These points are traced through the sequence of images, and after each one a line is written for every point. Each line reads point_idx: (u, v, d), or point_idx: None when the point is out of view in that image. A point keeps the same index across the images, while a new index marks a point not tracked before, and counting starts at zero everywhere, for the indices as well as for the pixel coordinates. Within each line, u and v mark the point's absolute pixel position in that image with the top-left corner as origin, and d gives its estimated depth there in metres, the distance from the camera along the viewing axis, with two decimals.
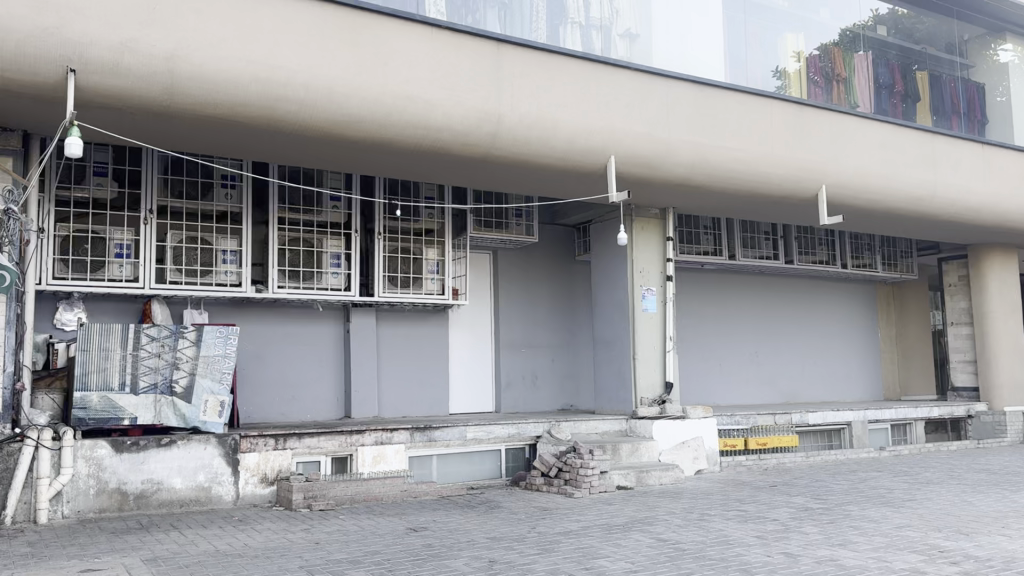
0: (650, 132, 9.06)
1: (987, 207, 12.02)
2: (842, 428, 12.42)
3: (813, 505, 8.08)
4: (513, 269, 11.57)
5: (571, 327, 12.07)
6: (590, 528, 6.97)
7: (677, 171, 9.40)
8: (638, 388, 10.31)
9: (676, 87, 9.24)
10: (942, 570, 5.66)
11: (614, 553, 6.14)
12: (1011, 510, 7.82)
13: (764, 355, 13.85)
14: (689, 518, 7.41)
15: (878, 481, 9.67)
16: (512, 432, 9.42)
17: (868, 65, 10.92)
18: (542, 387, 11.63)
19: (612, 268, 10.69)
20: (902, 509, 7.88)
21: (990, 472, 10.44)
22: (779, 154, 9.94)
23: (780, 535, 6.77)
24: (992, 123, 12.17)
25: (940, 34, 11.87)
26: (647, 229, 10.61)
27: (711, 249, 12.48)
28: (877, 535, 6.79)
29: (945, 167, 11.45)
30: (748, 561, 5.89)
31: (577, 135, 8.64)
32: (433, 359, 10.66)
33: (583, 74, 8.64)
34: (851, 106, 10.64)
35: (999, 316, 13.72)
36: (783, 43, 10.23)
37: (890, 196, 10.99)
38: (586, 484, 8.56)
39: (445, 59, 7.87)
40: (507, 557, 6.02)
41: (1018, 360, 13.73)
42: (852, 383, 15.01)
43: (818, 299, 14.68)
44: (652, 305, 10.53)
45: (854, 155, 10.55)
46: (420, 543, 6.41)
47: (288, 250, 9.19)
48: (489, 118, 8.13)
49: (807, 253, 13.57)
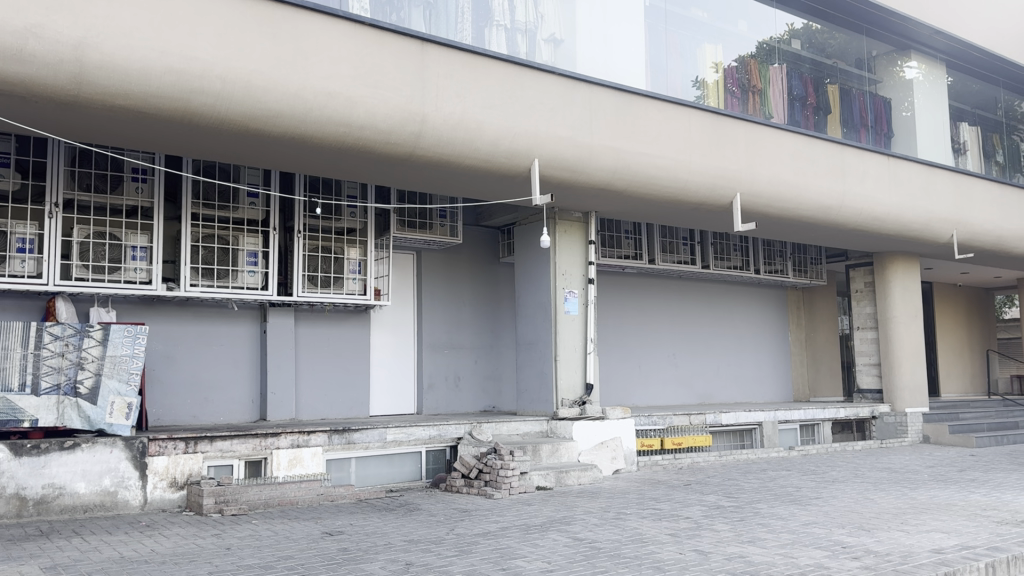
0: (574, 136, 9.15)
1: (892, 217, 12.57)
2: (753, 428, 12.80)
3: (725, 503, 8.30)
4: (436, 270, 11.52)
5: (494, 328, 12.08)
6: (508, 529, 7.00)
7: (599, 175, 9.50)
8: (559, 389, 10.38)
9: (600, 93, 9.38)
10: (844, 564, 5.89)
11: (531, 553, 6.17)
12: (910, 507, 8.19)
13: (682, 357, 14.17)
14: (606, 517, 7.51)
15: (787, 479, 10.00)
16: (433, 433, 9.35)
17: (782, 77, 11.37)
18: (464, 389, 11.60)
19: (535, 269, 10.75)
20: (810, 507, 8.15)
21: (891, 470, 10.92)
22: (697, 162, 10.18)
23: (692, 532, 6.93)
24: (898, 136, 12.76)
25: (851, 50, 12.43)
26: (570, 232, 10.70)
27: (632, 253, 12.70)
28: (783, 532, 7.02)
29: (853, 178, 11.93)
30: (661, 559, 6.00)
31: (501, 138, 8.66)
32: (354, 359, 10.52)
33: (508, 77, 8.67)
34: (766, 117, 10.99)
35: (902, 321, 14.37)
36: (702, 53, 10.58)
37: (802, 205, 11.39)
38: (506, 485, 8.59)
39: (368, 56, 7.79)
40: (424, 559, 5.99)
41: (919, 363, 14.39)
42: (765, 385, 15.50)
43: (733, 303, 15.11)
44: (573, 307, 10.63)
45: (768, 165, 10.90)
46: (335, 547, 6.30)
47: (202, 247, 8.94)
48: (413, 118, 8.07)
49: (722, 258, 13.97)
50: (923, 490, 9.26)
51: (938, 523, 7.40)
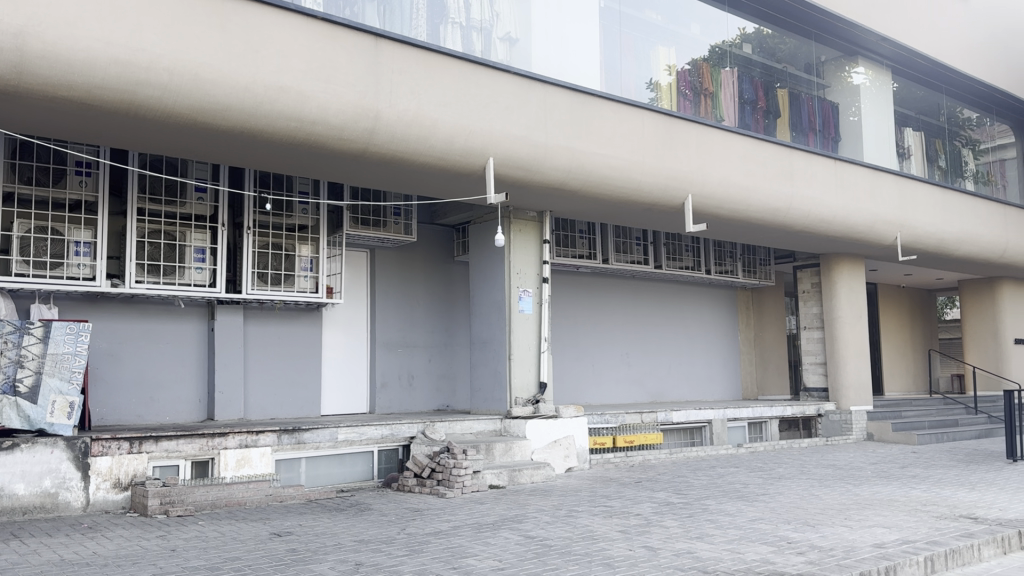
0: (529, 135, 9.17)
1: (839, 220, 12.85)
2: (703, 426, 12.99)
3: (674, 500, 8.41)
4: (390, 268, 11.45)
5: (448, 326, 12.06)
6: (460, 528, 6.98)
7: (554, 174, 9.51)
8: (513, 388, 10.39)
9: (554, 93, 9.41)
10: (789, 560, 6.02)
11: (482, 551, 6.17)
12: (853, 503, 8.40)
13: (634, 356, 14.32)
14: (557, 514, 7.55)
15: (735, 476, 10.18)
16: (385, 432, 9.28)
17: (733, 80, 11.61)
18: (418, 388, 11.55)
19: (489, 268, 10.75)
20: (757, 503, 8.30)
21: (836, 467, 11.17)
22: (650, 162, 10.28)
23: (642, 529, 7.01)
24: (846, 140, 13.04)
25: (801, 55, 12.70)
26: (525, 231, 10.72)
27: (586, 253, 12.78)
28: (730, 528, 7.14)
29: (802, 181, 12.17)
30: (611, 556, 6.05)
31: (456, 135, 8.62)
32: (306, 358, 10.40)
33: (462, 75, 8.65)
34: (718, 119, 11.18)
35: (847, 321, 14.70)
36: (656, 55, 10.77)
37: (752, 207, 11.57)
38: (459, 484, 8.56)
39: (320, 51, 7.70)
40: (374, 559, 5.94)
41: (863, 362, 14.74)
42: (715, 384, 15.74)
43: (685, 303, 15.32)
44: (528, 306, 10.66)
45: (719, 167, 11.06)
46: (283, 548, 6.22)
47: (148, 242, 8.75)
48: (366, 113, 8.00)
49: (674, 259, 14.15)
50: (867, 486, 9.50)
51: (879, 519, 7.61)
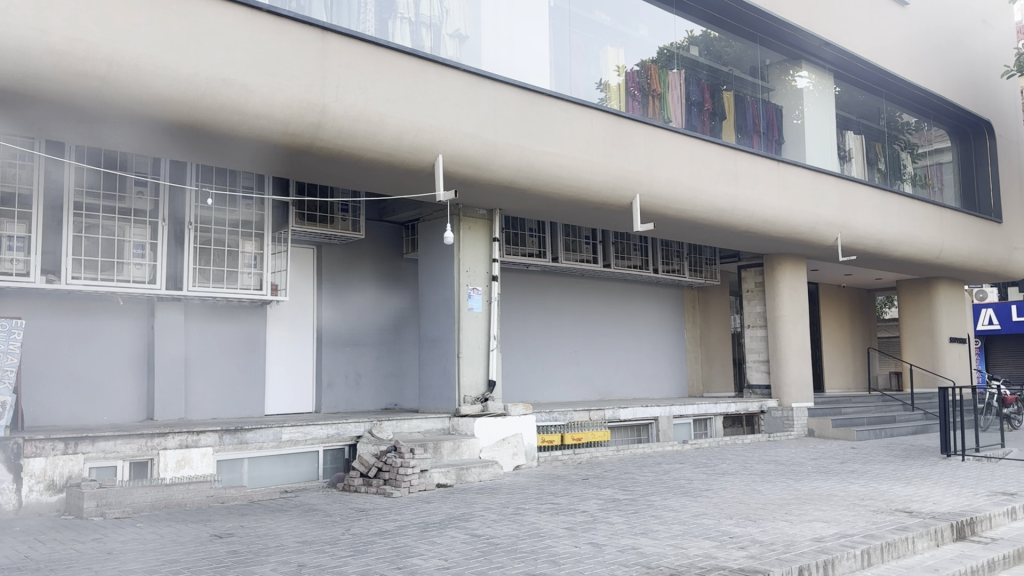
0: (478, 133, 9.14)
1: (784, 221, 13.10)
2: (649, 423, 13.13)
3: (620, 496, 8.50)
4: (337, 265, 11.32)
5: (396, 324, 11.97)
6: (406, 527, 6.92)
7: (503, 173, 9.49)
8: (462, 386, 10.37)
9: (504, 91, 9.40)
10: (731, 554, 6.12)
11: (428, 551, 6.14)
12: (794, 498, 8.59)
13: (583, 354, 14.42)
14: (504, 512, 7.55)
15: (680, 472, 10.33)
16: (331, 432, 9.17)
17: (681, 82, 11.90)
18: (365, 386, 11.44)
19: (438, 265, 10.69)
20: (700, 499, 8.43)
21: (777, 462, 11.41)
22: (598, 162, 10.35)
23: (588, 525, 7.05)
24: (789, 142, 13.39)
25: (746, 59, 13.11)
26: (473, 229, 10.68)
27: (535, 251, 12.81)
28: (674, 523, 7.23)
29: (747, 182, 12.40)
30: (557, 552, 6.07)
31: (404, 132, 8.54)
32: (250, 356, 10.22)
33: (411, 71, 8.58)
34: (665, 120, 11.42)
35: (790, 321, 14.99)
36: (606, 55, 10.98)
37: (699, 208, 11.72)
38: (405, 484, 8.49)
39: (265, 44, 7.57)
40: (317, 561, 5.86)
41: (804, 361, 15.05)
42: (661, 381, 15.94)
43: (633, 301, 15.50)
44: (477, 304, 10.63)
45: (666, 168, 11.19)
46: (225, 549, 6.10)
47: (85, 238, 8.48)
48: (312, 108, 7.88)
49: (623, 258, 14.28)
50: (806, 481, 9.72)
51: (819, 513, 7.79)
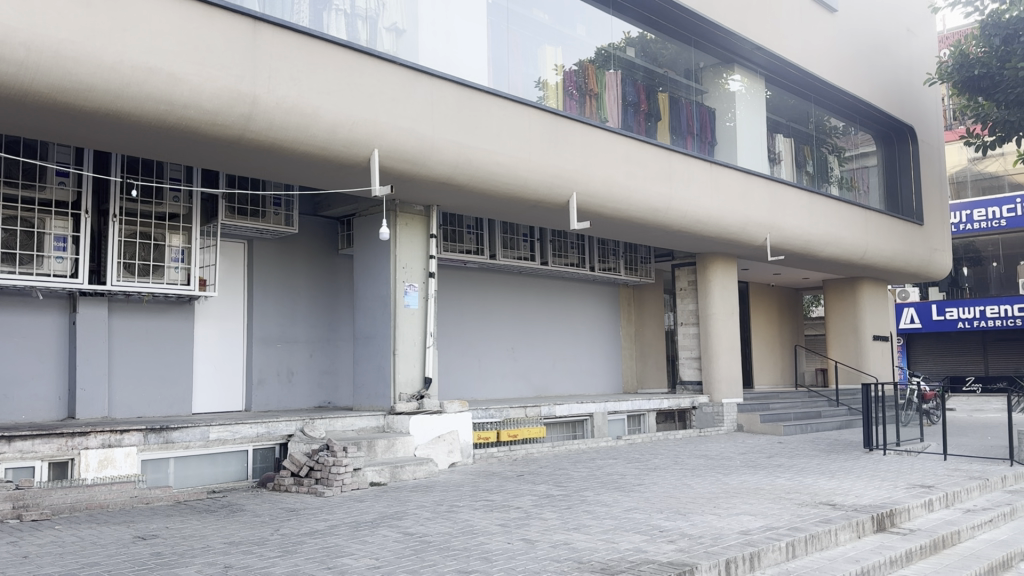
0: (415, 128, 9.06)
1: (716, 220, 13.37)
2: (585, 419, 13.26)
3: (554, 492, 8.56)
4: (269, 260, 11.10)
5: (330, 321, 11.81)
6: (336, 527, 6.83)
7: (439, 169, 9.42)
8: (397, 383, 10.28)
9: (441, 86, 9.34)
10: (661, 548, 6.22)
11: (359, 550, 6.06)
12: (722, 491, 8.79)
13: (520, 351, 14.46)
14: (438, 510, 7.52)
15: (613, 467, 10.45)
16: (261, 431, 8.97)
17: (618, 82, 12.06)
18: (299, 383, 11.27)
19: (374, 261, 10.57)
20: (632, 494, 8.56)
21: (707, 457, 11.65)
22: (535, 159, 10.37)
23: (521, 522, 7.08)
24: (721, 145, 13.71)
25: (681, 61, 13.38)
26: (411, 225, 10.58)
27: (473, 248, 12.77)
28: (606, 518, 7.32)
29: (681, 182, 12.61)
30: (489, 549, 6.07)
31: (338, 125, 8.42)
32: (178, 353, 9.95)
33: (346, 63, 8.47)
34: (602, 120, 11.55)
35: (721, 318, 15.31)
36: (543, 53, 11.04)
37: (634, 206, 11.87)
38: (338, 483, 8.36)
39: (194, 32, 7.37)
40: (244, 562, 5.75)
41: (734, 358, 15.41)
42: (597, 378, 16.13)
43: (569, 299, 15.64)
44: (413, 301, 10.55)
45: (602, 166, 11.30)
46: (147, 552, 5.93)
47: (2, 230, 8.24)
48: (242, 99, 7.70)
49: (560, 255, 14.37)
50: (735, 476, 9.95)
51: (746, 506, 7.98)
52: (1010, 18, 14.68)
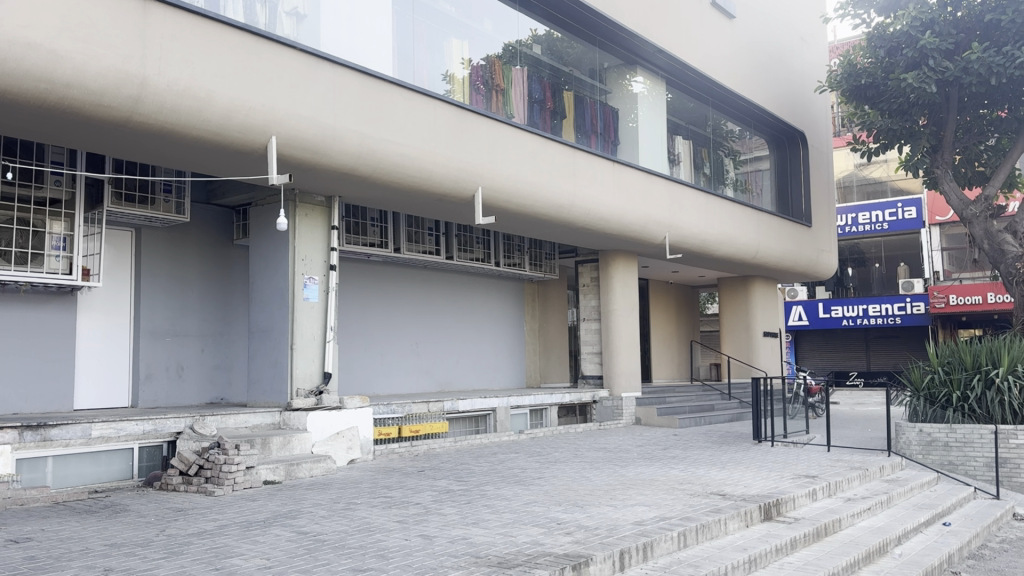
0: (315, 116, 8.84)
1: (619, 218, 13.59)
2: (487, 413, 13.31)
3: (454, 487, 8.55)
4: (159, 251, 10.64)
5: (225, 315, 11.42)
6: (226, 527, 6.61)
7: (341, 159, 9.20)
8: (294, 378, 10.02)
9: (343, 74, 9.15)
10: (557, 540, 6.30)
11: (249, 551, 5.88)
12: (619, 483, 8.99)
13: (423, 347, 14.36)
14: (334, 508, 7.37)
15: (513, 461, 10.52)
16: (148, 428, 8.59)
17: (524, 79, 12.20)
18: (188, 379, 10.84)
19: (272, 253, 10.26)
20: (532, 487, 8.64)
21: (606, 450, 11.88)
22: (439, 153, 10.29)
23: (419, 518, 7.02)
24: (623, 145, 14.02)
25: (586, 61, 13.63)
26: (311, 215, 10.33)
27: (377, 241, 12.56)
28: (505, 512, 7.37)
29: (584, 179, 12.78)
30: (386, 546, 6.00)
31: (233, 111, 8.12)
32: (58, 346, 9.43)
33: (242, 47, 8.18)
34: (508, 115, 11.65)
35: (622, 314, 15.61)
36: (450, 47, 11.00)
37: (538, 203, 11.93)
38: (229, 481, 8.10)
39: (77, 7, 6.96)
40: (126, 564, 5.48)
41: (633, 353, 15.75)
42: (500, 372, 16.20)
43: (473, 294, 15.64)
44: (312, 294, 10.28)
45: (506, 161, 11.31)
46: (20, 556, 5.57)
47: None
48: (130, 80, 7.33)
49: (465, 250, 14.34)
50: (632, 468, 10.19)
51: (641, 497, 8.18)
52: (893, 32, 15.43)
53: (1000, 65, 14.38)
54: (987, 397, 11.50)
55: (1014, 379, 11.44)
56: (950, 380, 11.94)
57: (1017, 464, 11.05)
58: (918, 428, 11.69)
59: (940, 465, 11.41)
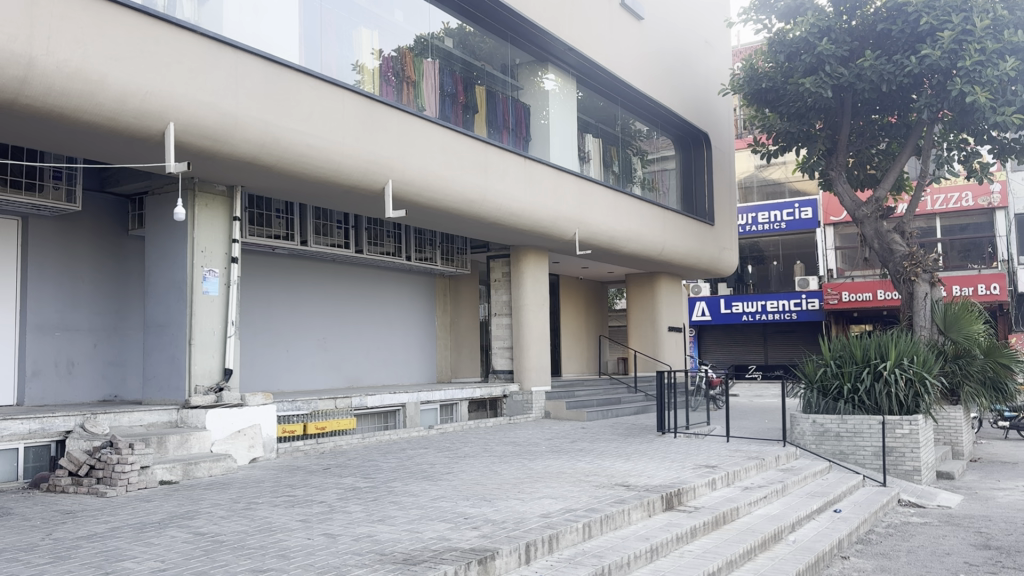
0: (215, 103, 8.55)
1: (530, 214, 13.67)
2: (396, 409, 13.22)
3: (360, 484, 8.44)
4: (47, 241, 10.10)
5: (119, 309, 10.93)
6: (119, 529, 6.35)
7: (243, 148, 8.92)
8: (193, 375, 9.66)
9: (246, 61, 8.88)
10: (464, 535, 6.30)
11: (143, 553, 5.66)
12: (526, 477, 9.07)
13: (331, 342, 14.11)
14: (234, 508, 7.17)
15: (422, 457, 10.47)
16: (35, 427, 8.14)
17: (435, 71, 12.15)
18: (79, 375, 10.34)
19: (169, 244, 9.87)
20: (440, 483, 8.61)
21: (514, 444, 11.95)
22: (347, 144, 10.12)
23: (323, 516, 6.90)
24: (534, 141, 14.13)
25: (497, 56, 13.68)
26: (211, 206, 9.99)
27: (282, 233, 12.25)
28: (412, 508, 7.32)
29: (495, 175, 12.80)
30: (287, 546, 5.86)
31: (129, 96, 7.77)
32: None
33: (137, 28, 7.83)
34: (419, 108, 11.59)
35: (531, 309, 15.72)
36: (359, 36, 10.84)
37: (450, 197, 11.88)
38: (123, 482, 7.79)
39: None
40: (8, 570, 5.20)
41: (543, 348, 15.91)
42: (410, 368, 16.08)
43: (383, 289, 15.47)
44: (213, 288, 9.95)
45: (417, 155, 11.22)
46: None
47: None
48: (16, 60, 6.92)
49: (375, 244, 14.17)
50: (540, 461, 10.30)
51: (548, 490, 8.28)
52: (793, 38, 16.02)
53: (890, 73, 15.16)
54: (875, 389, 12.12)
55: (900, 372, 12.09)
56: (841, 372, 12.49)
57: (902, 453, 11.76)
58: (811, 419, 12.24)
59: (832, 454, 12.00)
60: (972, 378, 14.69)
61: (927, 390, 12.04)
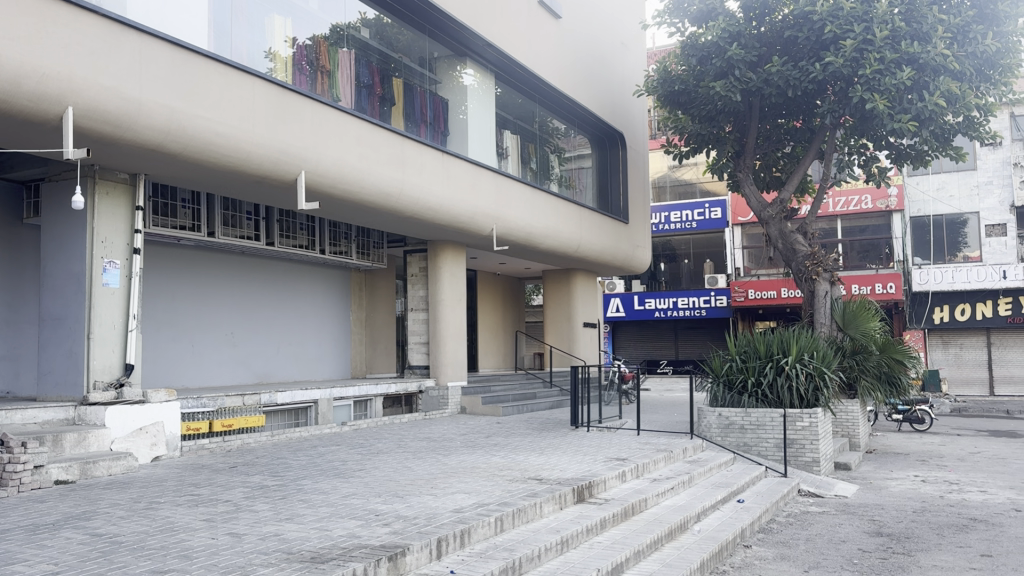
0: (117, 87, 8.21)
1: (447, 208, 13.64)
2: (308, 406, 13.01)
3: (269, 482, 8.28)
4: None
5: (11, 301, 10.39)
6: (9, 531, 6.05)
7: (148, 135, 8.60)
8: (91, 370, 9.27)
9: (152, 45, 8.58)
10: (374, 532, 6.27)
11: (34, 556, 5.42)
12: (440, 472, 9.06)
13: (239, 337, 13.76)
14: (134, 508, 6.93)
15: (334, 454, 10.35)
16: None
17: (351, 62, 12.01)
18: None
19: (66, 234, 9.44)
20: (351, 479, 8.52)
21: (428, 439, 11.93)
22: (258, 134, 9.88)
23: (229, 515, 6.75)
24: (452, 135, 14.13)
25: (415, 49, 13.61)
26: (111, 195, 9.61)
27: (188, 224, 11.86)
28: (322, 505, 7.23)
29: (412, 169, 12.72)
30: (190, 546, 5.72)
31: (24, 76, 7.39)
32: None
33: (33, 6, 7.45)
34: (333, 98, 11.43)
35: (447, 305, 15.71)
36: (273, 24, 10.60)
37: (365, 190, 11.74)
38: (14, 482, 7.43)
39: None
40: None
41: (459, 344, 15.91)
42: (322, 363, 15.83)
43: (295, 283, 15.19)
44: (113, 280, 9.57)
45: (331, 146, 11.04)
46: None
47: None
48: None
49: (287, 236, 13.89)
50: (453, 456, 10.32)
51: (461, 485, 8.31)
52: (704, 42, 16.45)
53: (795, 79, 15.78)
54: (778, 383, 12.58)
55: (801, 366, 12.56)
56: (746, 367, 13.00)
57: (803, 444, 12.23)
58: (717, 412, 12.67)
59: (736, 446, 12.45)
60: (868, 373, 15.43)
61: (826, 384, 12.55)
